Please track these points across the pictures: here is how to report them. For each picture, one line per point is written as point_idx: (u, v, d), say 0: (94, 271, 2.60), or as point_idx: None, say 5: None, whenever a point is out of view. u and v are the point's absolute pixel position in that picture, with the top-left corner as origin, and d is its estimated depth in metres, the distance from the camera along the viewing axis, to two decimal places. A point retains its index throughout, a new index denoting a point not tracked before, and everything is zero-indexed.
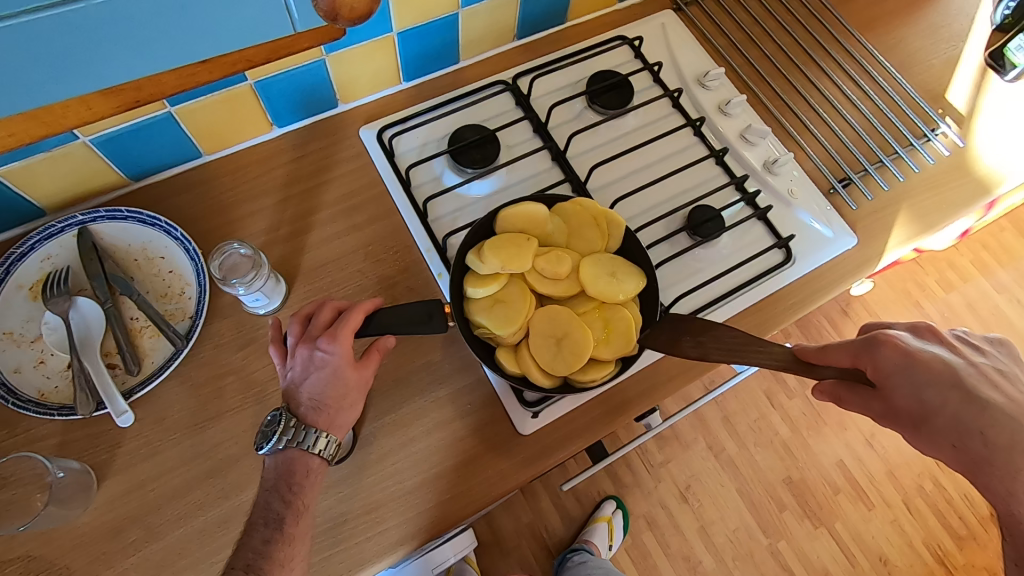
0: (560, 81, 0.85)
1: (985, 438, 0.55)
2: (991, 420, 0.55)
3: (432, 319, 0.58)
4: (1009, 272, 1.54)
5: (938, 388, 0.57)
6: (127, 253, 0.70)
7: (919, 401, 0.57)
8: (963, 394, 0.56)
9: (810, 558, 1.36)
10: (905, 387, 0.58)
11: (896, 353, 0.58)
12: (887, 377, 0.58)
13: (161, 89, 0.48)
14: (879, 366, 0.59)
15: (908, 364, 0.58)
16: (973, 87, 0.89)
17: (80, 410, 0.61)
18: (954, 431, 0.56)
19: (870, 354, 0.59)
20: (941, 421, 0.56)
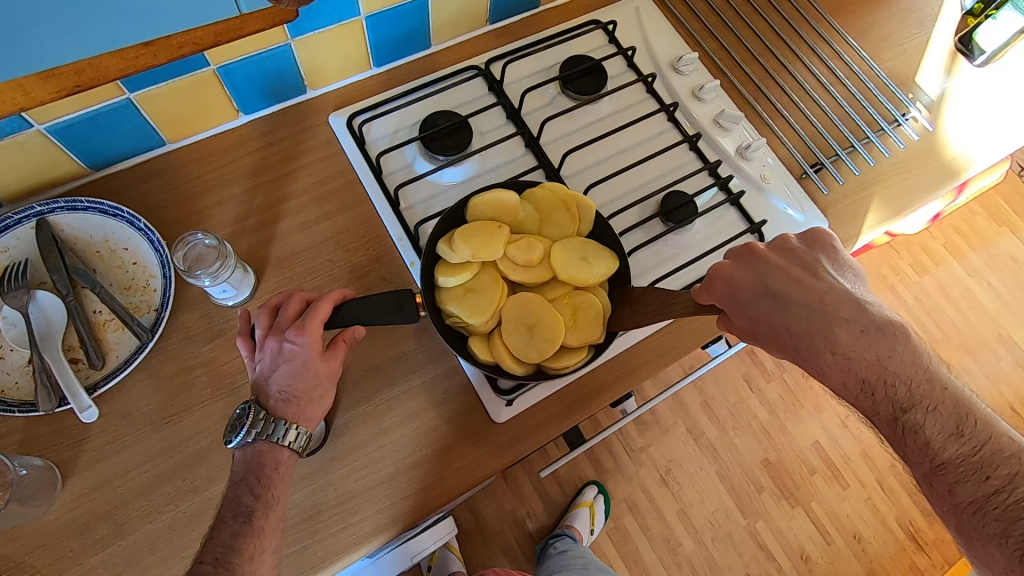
0: (534, 66, 0.84)
1: (799, 337, 0.54)
2: (795, 321, 0.55)
3: (404, 310, 0.57)
4: (980, 255, 1.57)
5: (752, 298, 0.56)
6: (89, 245, 0.68)
7: (747, 320, 0.56)
8: (775, 301, 0.55)
9: (786, 537, 1.39)
10: (737, 309, 0.57)
11: (723, 283, 0.57)
12: (721, 305, 0.57)
13: (103, 73, 0.53)
14: (714, 296, 0.57)
15: (730, 290, 0.57)
16: (943, 71, 0.90)
17: (42, 407, 0.60)
18: (774, 334, 0.56)
19: (706, 291, 0.58)
20: (763, 334, 0.56)
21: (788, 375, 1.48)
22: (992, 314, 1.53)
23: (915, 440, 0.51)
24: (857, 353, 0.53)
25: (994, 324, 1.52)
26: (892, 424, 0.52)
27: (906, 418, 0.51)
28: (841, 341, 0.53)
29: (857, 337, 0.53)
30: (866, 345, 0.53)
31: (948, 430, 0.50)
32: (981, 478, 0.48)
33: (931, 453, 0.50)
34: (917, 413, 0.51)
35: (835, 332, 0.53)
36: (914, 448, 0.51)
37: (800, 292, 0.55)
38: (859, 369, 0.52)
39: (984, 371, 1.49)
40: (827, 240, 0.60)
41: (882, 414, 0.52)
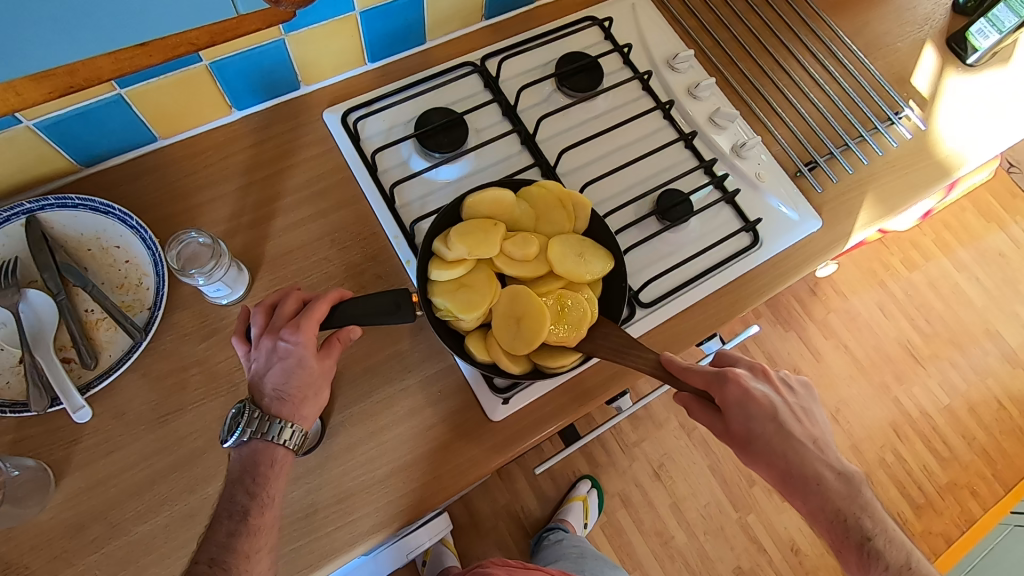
0: (530, 63, 0.83)
1: (793, 460, 0.60)
2: (792, 447, 0.61)
3: (401, 309, 0.57)
4: (969, 251, 1.59)
5: (761, 418, 0.60)
6: (80, 243, 0.67)
7: (748, 427, 0.60)
8: (777, 422, 0.61)
9: (777, 530, 1.40)
10: (739, 415, 0.60)
11: (739, 388, 0.60)
12: (728, 407, 0.60)
13: (96, 74, 0.52)
14: (727, 398, 0.60)
15: (746, 398, 0.60)
16: (936, 70, 0.91)
17: (33, 407, 0.59)
18: (765, 453, 0.61)
19: (719, 388, 0.60)
20: (761, 444, 0.60)
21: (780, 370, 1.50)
22: (981, 310, 1.54)
23: (876, 568, 0.57)
24: (842, 500, 0.60)
25: (982, 320, 1.54)
26: (860, 550, 0.59)
27: (871, 545, 0.58)
28: (828, 478, 0.60)
29: (840, 479, 0.60)
30: (846, 494, 0.60)
31: (901, 564, 0.57)
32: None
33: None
34: (878, 542, 0.59)
35: (824, 472, 0.60)
36: (874, 572, 0.57)
37: (795, 422, 0.62)
38: (836, 501, 0.60)
39: (972, 366, 1.50)
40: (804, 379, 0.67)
41: (851, 540, 0.59)
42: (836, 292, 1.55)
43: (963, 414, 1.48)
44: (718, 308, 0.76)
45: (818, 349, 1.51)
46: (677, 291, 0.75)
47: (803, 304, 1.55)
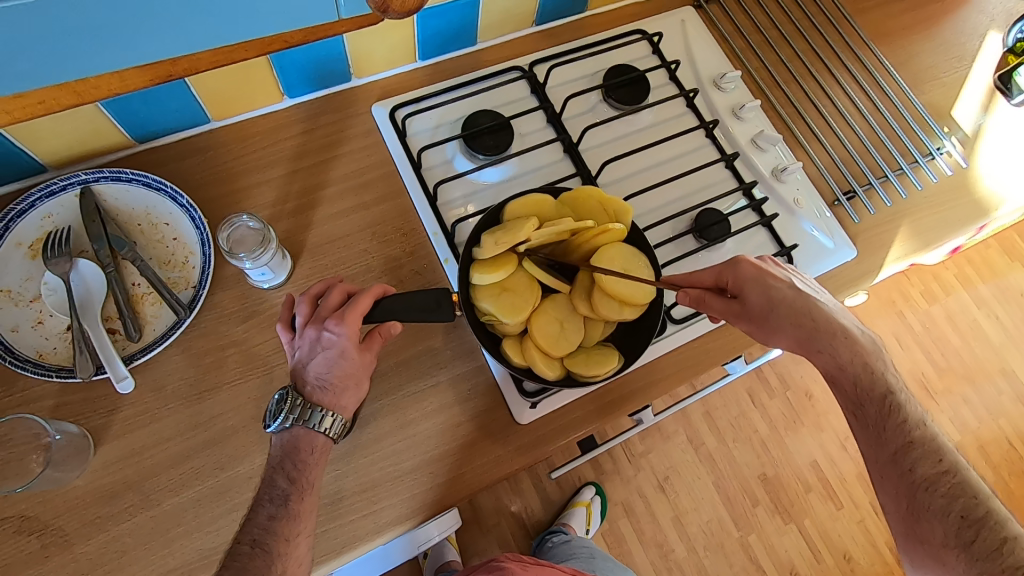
0: (577, 72, 0.84)
1: (818, 319, 0.60)
2: (812, 307, 0.61)
3: (440, 308, 0.59)
4: (990, 287, 1.58)
5: (782, 287, 0.62)
6: (130, 217, 0.68)
7: (768, 297, 0.61)
8: (797, 286, 0.62)
9: (777, 552, 1.41)
10: (756, 285, 0.62)
11: (752, 264, 0.62)
12: (745, 283, 0.62)
13: (196, 66, 0.46)
14: (740, 273, 0.62)
15: (758, 269, 0.62)
16: (980, 107, 0.90)
17: (79, 373, 0.61)
18: (794, 313, 0.61)
19: (732, 268, 0.63)
20: (785, 310, 0.61)
21: (791, 393, 1.50)
22: (997, 348, 1.54)
23: (895, 421, 0.57)
24: (868, 353, 0.60)
25: (997, 358, 1.53)
26: (881, 405, 0.58)
27: (893, 400, 0.58)
28: (852, 334, 0.60)
29: (864, 338, 0.61)
30: (867, 350, 0.60)
31: (918, 418, 0.57)
32: (935, 459, 0.55)
33: (905, 430, 0.57)
34: (901, 396, 0.58)
35: (847, 331, 0.60)
36: (893, 423, 0.57)
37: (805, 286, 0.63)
38: (863, 355, 0.60)
39: (984, 404, 1.50)
40: None
41: (875, 393, 0.59)
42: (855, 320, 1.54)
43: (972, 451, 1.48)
44: (745, 331, 0.77)
45: None
46: None
47: None
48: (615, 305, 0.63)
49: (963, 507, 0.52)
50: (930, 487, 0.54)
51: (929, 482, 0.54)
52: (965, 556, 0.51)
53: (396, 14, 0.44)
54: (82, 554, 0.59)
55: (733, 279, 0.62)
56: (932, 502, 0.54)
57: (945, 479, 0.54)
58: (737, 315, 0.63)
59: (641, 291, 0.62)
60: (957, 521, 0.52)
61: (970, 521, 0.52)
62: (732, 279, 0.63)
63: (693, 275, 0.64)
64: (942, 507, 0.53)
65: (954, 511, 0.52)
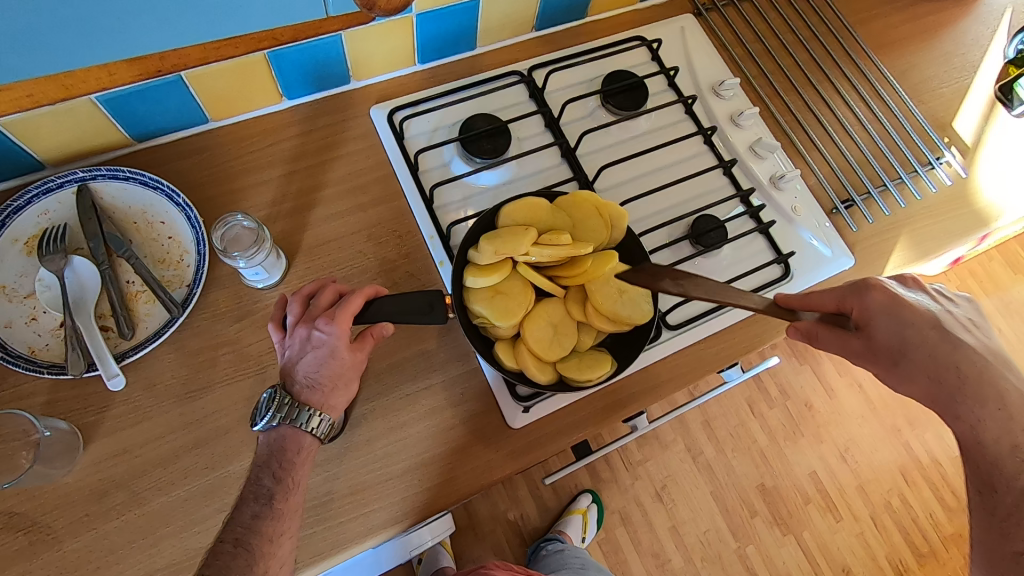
0: (575, 77, 0.84)
1: (960, 369, 0.57)
2: (959, 357, 0.57)
3: (433, 310, 0.59)
4: (993, 300, 1.57)
5: (923, 328, 0.59)
6: (126, 215, 0.69)
7: (899, 336, 0.59)
8: (937, 327, 0.58)
9: (776, 564, 1.39)
10: (889, 321, 0.59)
11: (884, 294, 0.60)
12: (871, 316, 0.60)
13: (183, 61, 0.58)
14: (869, 304, 0.60)
15: (892, 303, 0.59)
16: (981, 118, 0.90)
17: (70, 370, 0.61)
18: (925, 363, 0.58)
19: (857, 296, 0.61)
20: (918, 356, 0.58)
21: (791, 403, 1.49)
22: None
23: (1021, 504, 0.56)
24: (1022, 421, 0.56)
25: None
26: (1020, 496, 0.56)
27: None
28: (1010, 402, 0.56)
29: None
30: (1020, 425, 0.56)
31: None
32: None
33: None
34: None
35: (1004, 392, 0.56)
36: (1018, 510, 0.56)
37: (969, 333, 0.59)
38: (1017, 434, 0.56)
39: None
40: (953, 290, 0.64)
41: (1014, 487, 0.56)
42: None
43: None
44: (740, 338, 0.76)
45: (832, 385, 1.50)
46: (704, 315, 0.75)
47: None
48: (609, 321, 0.63)
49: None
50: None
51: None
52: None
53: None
54: (69, 552, 0.59)
55: (857, 308, 0.61)
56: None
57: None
58: (856, 352, 0.61)
59: (639, 312, 0.63)
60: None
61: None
62: (858, 309, 0.61)
63: (814, 299, 0.62)
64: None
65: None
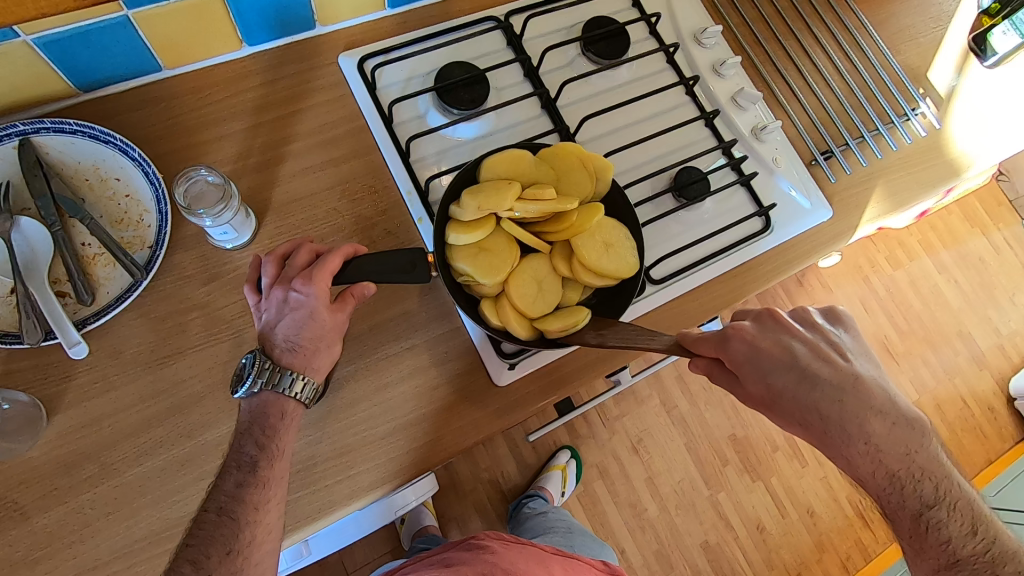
0: (554, 24, 0.81)
1: (825, 411, 0.55)
2: (821, 397, 0.55)
3: (416, 268, 0.56)
4: (951, 253, 1.62)
5: (779, 369, 0.56)
6: (76, 172, 0.63)
7: (767, 388, 0.56)
8: (797, 371, 0.55)
9: (745, 509, 1.45)
10: (754, 373, 0.56)
11: (745, 343, 0.56)
12: (741, 366, 0.56)
13: None
14: (734, 355, 0.56)
15: (754, 353, 0.56)
16: (955, 69, 0.91)
17: (27, 339, 0.57)
18: (796, 411, 0.55)
19: (724, 347, 0.56)
20: (788, 402, 0.55)
21: None
22: (955, 312, 1.59)
23: (937, 537, 0.54)
24: (890, 448, 0.55)
25: (955, 321, 1.59)
26: (916, 520, 0.55)
27: (929, 515, 0.54)
28: (874, 433, 0.55)
29: (889, 430, 0.55)
30: (895, 438, 0.55)
31: (965, 528, 0.54)
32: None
33: (949, 550, 0.54)
34: (939, 511, 0.54)
35: (868, 423, 0.55)
36: (932, 539, 0.54)
37: (845, 361, 0.57)
38: (888, 463, 0.55)
39: (942, 365, 1.56)
40: (837, 314, 0.62)
41: (907, 509, 0.55)
42: (823, 286, 1.56)
43: (930, 409, 1.53)
44: (721, 291, 0.77)
45: None
46: (686, 269, 0.75)
47: (791, 296, 1.56)
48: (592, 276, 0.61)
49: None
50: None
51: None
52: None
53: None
54: (40, 527, 0.56)
55: (727, 360, 0.56)
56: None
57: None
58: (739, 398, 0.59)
59: (624, 265, 0.62)
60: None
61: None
62: (727, 361, 0.56)
63: (771, 376, 0.55)
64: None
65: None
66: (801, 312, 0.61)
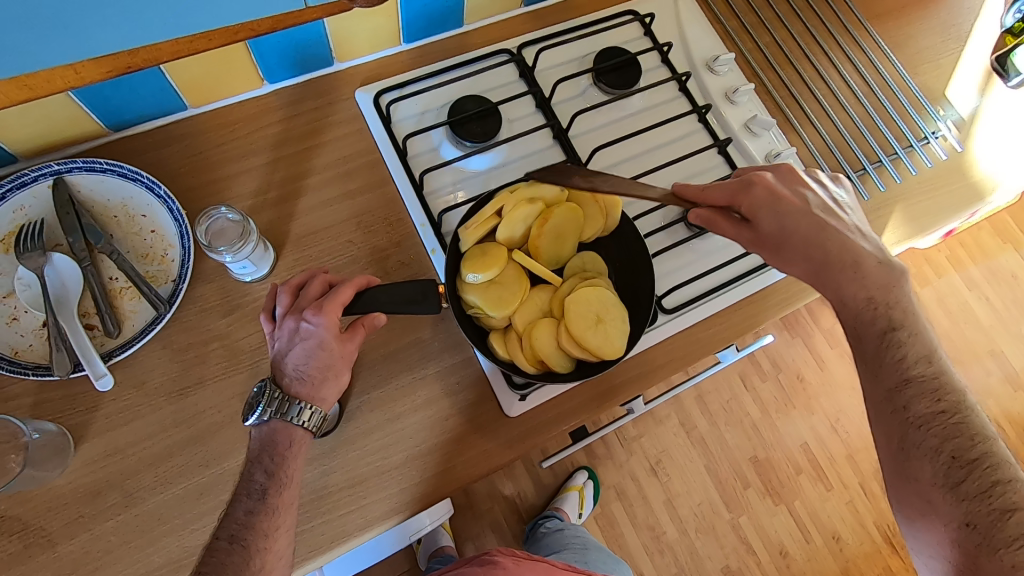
0: (567, 55, 0.82)
1: (830, 250, 0.58)
2: (828, 236, 0.59)
3: (427, 298, 0.58)
4: (980, 268, 1.58)
5: (799, 216, 0.59)
6: (105, 209, 0.66)
7: (783, 226, 0.59)
8: (813, 215, 0.59)
9: (767, 533, 1.42)
10: (769, 214, 0.59)
11: (767, 189, 0.60)
12: (757, 211, 0.59)
13: (154, 56, 0.45)
14: (752, 200, 0.60)
15: (774, 199, 0.59)
16: (977, 90, 0.89)
17: (56, 371, 0.60)
18: (802, 247, 0.59)
19: (745, 192, 0.60)
20: (798, 241, 0.59)
21: (783, 376, 1.50)
22: (986, 330, 1.54)
23: (893, 358, 0.56)
24: (874, 280, 0.58)
25: (986, 339, 1.54)
26: (880, 338, 0.57)
27: (892, 335, 0.57)
28: (864, 265, 0.58)
29: (877, 268, 0.58)
30: (880, 273, 0.58)
31: (919, 356, 0.55)
32: (934, 398, 0.53)
33: (902, 369, 0.55)
34: (902, 333, 0.56)
35: (860, 258, 0.58)
36: (889, 360, 0.56)
37: (849, 218, 0.61)
38: (869, 288, 0.58)
39: (973, 385, 1.51)
40: (839, 178, 0.67)
41: (873, 328, 0.57)
42: None
43: None
44: (737, 318, 0.76)
45: (822, 356, 1.52)
46: (700, 298, 0.74)
47: (812, 313, 1.53)
48: (577, 349, 0.60)
49: (956, 447, 0.51)
50: (922, 425, 0.53)
51: (924, 420, 0.53)
52: (950, 494, 0.50)
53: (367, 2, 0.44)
54: (66, 554, 0.58)
55: (746, 204, 0.60)
56: (923, 439, 0.53)
57: (939, 419, 0.53)
58: (748, 242, 0.61)
59: (609, 346, 0.60)
60: (946, 460, 0.51)
61: (961, 462, 0.51)
62: (747, 205, 0.60)
63: (783, 220, 0.59)
64: (933, 445, 0.52)
65: (946, 449, 0.51)
66: (813, 173, 0.64)
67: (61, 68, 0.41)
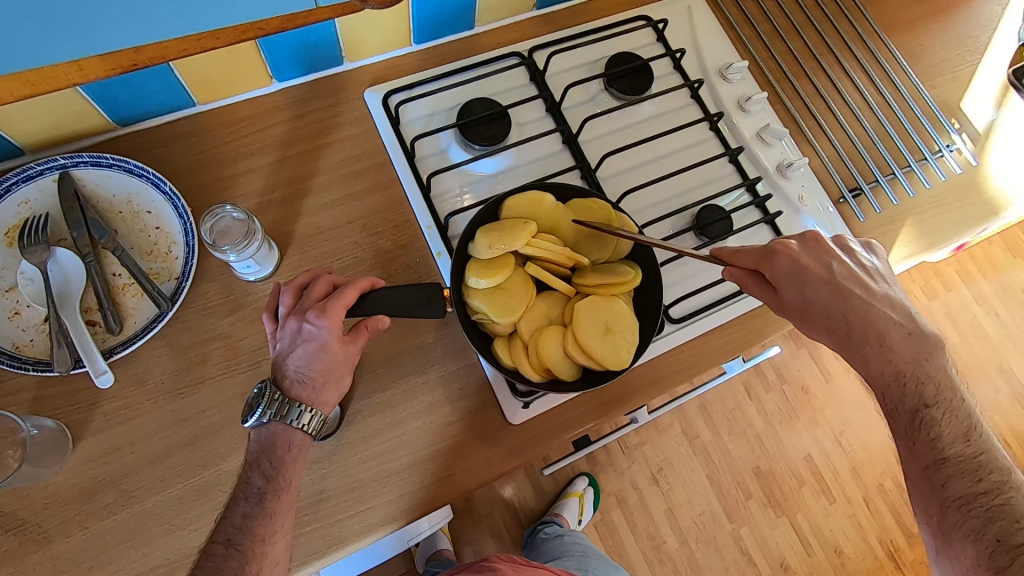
0: (578, 60, 0.81)
1: (852, 323, 0.56)
2: (851, 308, 0.57)
3: (432, 304, 0.57)
4: (991, 283, 1.56)
5: (819, 287, 0.58)
6: (110, 205, 0.66)
7: (805, 296, 0.58)
8: (835, 286, 0.58)
9: (768, 545, 1.41)
10: (792, 284, 0.58)
11: (790, 259, 0.58)
12: (780, 280, 0.59)
13: (161, 53, 0.42)
14: (774, 270, 0.59)
15: (796, 269, 0.58)
16: (994, 103, 0.87)
17: (57, 367, 0.59)
18: (825, 318, 0.58)
19: (769, 261, 0.59)
20: (821, 311, 0.58)
21: (788, 387, 1.49)
22: (995, 346, 1.53)
23: (927, 436, 0.55)
24: (901, 353, 0.56)
25: (995, 355, 1.52)
26: (911, 415, 0.55)
27: (925, 413, 0.55)
28: (890, 338, 0.56)
29: (904, 339, 0.56)
30: (909, 345, 0.56)
31: (957, 434, 0.54)
32: (973, 478, 0.53)
33: (937, 448, 0.54)
34: (935, 410, 0.55)
35: (886, 331, 0.56)
36: (923, 439, 0.55)
37: (877, 287, 0.59)
38: (897, 363, 0.56)
39: (980, 401, 1.49)
40: (870, 243, 0.64)
41: (905, 405, 0.56)
42: None
43: None
44: (745, 330, 0.74)
45: (828, 369, 1.50)
46: (707, 308, 0.73)
47: None
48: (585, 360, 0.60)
49: (999, 530, 0.50)
50: (963, 505, 0.52)
51: (962, 500, 0.52)
52: None
53: (377, 5, 0.42)
54: (62, 552, 0.58)
55: (769, 271, 0.59)
56: (963, 520, 0.52)
57: (981, 499, 0.52)
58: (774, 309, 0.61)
59: (615, 358, 0.59)
60: (990, 543, 0.50)
61: (1005, 546, 0.50)
62: (771, 273, 0.59)
63: (807, 292, 0.58)
64: (974, 527, 0.51)
65: (989, 531, 0.51)
66: (841, 240, 0.62)
67: (67, 63, 0.39)
